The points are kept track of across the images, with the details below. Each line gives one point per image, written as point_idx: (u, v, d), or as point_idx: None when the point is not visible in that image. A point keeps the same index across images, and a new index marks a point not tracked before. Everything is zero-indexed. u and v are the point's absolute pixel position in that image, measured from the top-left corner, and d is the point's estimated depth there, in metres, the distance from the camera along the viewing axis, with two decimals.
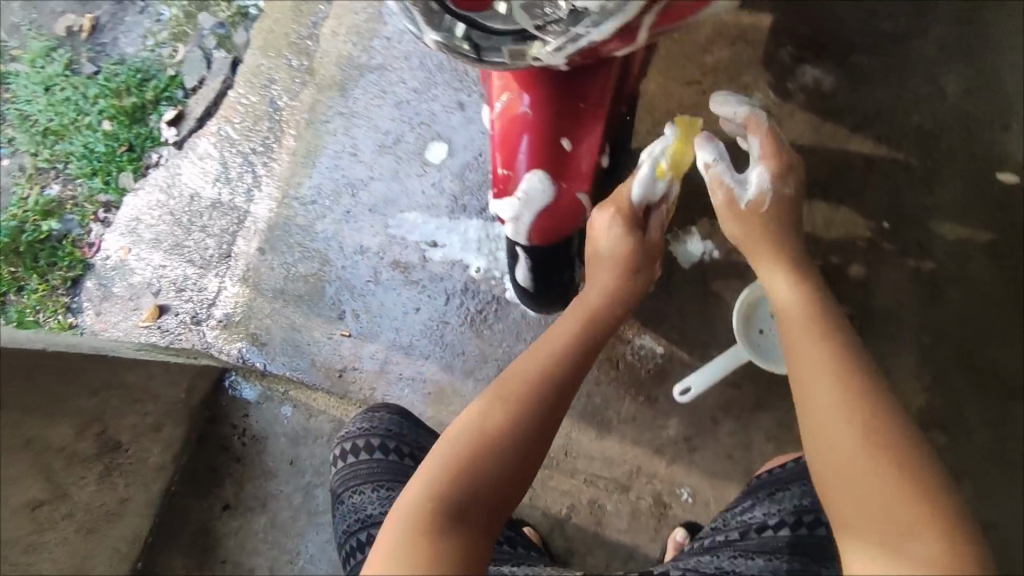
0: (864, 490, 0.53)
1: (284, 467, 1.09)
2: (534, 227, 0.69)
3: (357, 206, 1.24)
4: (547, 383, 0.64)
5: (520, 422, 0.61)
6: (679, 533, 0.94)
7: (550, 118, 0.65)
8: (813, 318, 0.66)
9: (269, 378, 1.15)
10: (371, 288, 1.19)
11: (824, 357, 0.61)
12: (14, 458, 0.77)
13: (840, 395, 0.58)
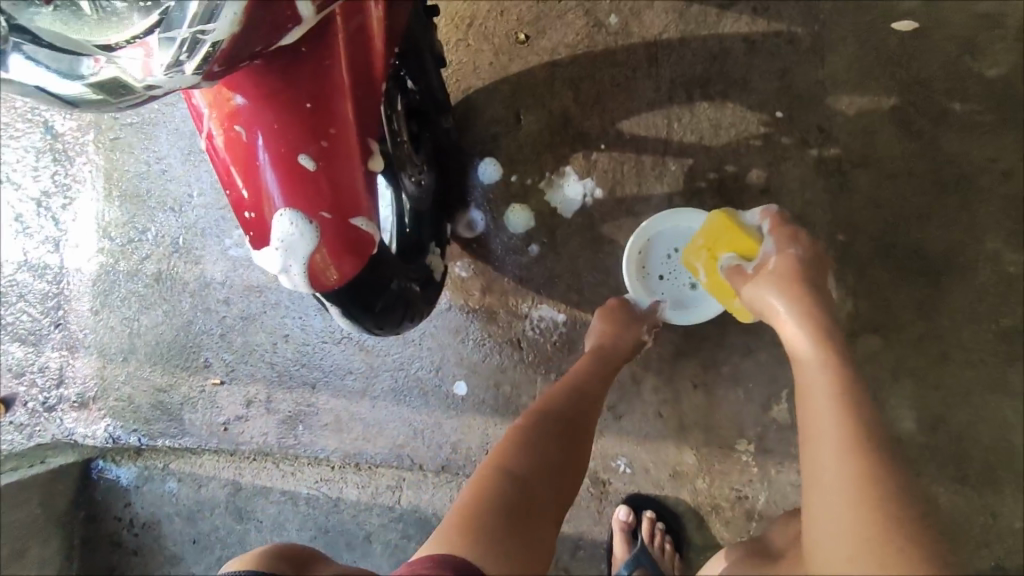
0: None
1: (188, 548, 0.96)
2: (320, 266, 0.51)
3: (188, 232, 1.04)
4: (586, 412, 0.69)
5: (561, 449, 0.63)
6: (620, 509, 0.87)
7: (277, 130, 0.49)
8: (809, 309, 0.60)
9: (147, 453, 1.01)
10: (230, 321, 1.02)
11: (811, 350, 0.57)
12: None
13: (822, 395, 0.52)
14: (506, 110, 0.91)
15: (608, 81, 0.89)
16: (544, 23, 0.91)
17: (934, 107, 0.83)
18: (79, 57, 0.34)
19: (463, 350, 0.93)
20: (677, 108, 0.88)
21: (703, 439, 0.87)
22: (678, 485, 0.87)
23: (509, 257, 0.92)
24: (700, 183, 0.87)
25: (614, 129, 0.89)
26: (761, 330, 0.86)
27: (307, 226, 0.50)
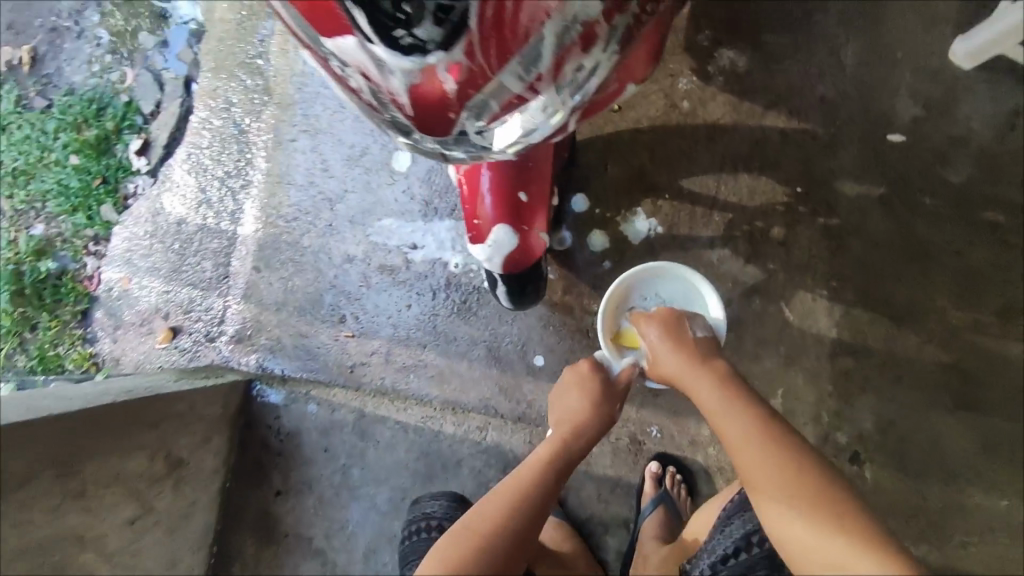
0: (804, 536, 0.69)
1: (320, 455, 1.28)
2: (507, 259, 0.87)
3: (337, 219, 1.36)
4: (539, 502, 0.91)
5: (506, 548, 0.86)
6: (653, 465, 1.18)
7: (507, 182, 0.79)
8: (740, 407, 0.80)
9: (291, 382, 1.32)
10: (365, 291, 1.34)
11: (763, 448, 0.75)
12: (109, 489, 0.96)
13: (791, 484, 0.72)
14: (597, 160, 1.23)
15: (676, 149, 1.21)
16: (633, 100, 1.22)
17: (912, 199, 1.15)
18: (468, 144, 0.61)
19: (544, 333, 1.26)
20: (725, 175, 1.19)
21: None
22: (694, 449, 1.19)
23: (588, 268, 1.23)
24: (735, 232, 1.19)
25: (677, 184, 1.21)
26: (772, 345, 1.16)
27: (514, 240, 0.85)
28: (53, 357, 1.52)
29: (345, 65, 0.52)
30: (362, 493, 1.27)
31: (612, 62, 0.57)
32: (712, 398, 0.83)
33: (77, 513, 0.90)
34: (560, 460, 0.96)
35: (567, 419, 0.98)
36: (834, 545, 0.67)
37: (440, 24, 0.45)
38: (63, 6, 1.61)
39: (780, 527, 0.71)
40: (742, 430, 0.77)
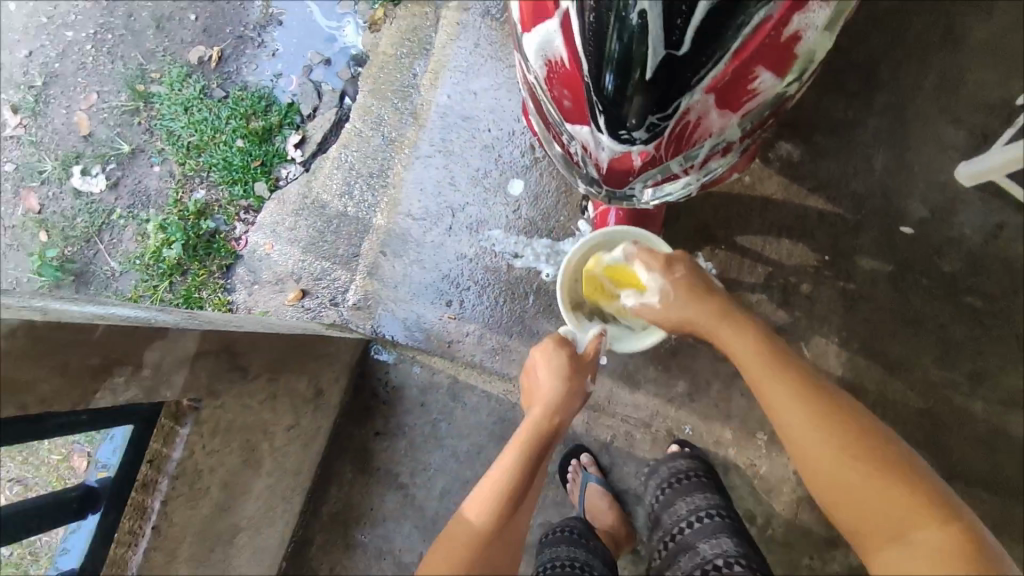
0: (880, 522, 0.83)
1: (417, 408, 1.58)
2: None
3: (456, 224, 1.69)
4: (531, 454, 1.16)
5: (507, 491, 1.08)
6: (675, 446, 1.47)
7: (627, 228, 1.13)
8: (816, 411, 0.93)
9: (400, 347, 1.62)
10: (470, 284, 1.65)
11: (835, 446, 0.89)
12: (284, 398, 1.25)
13: (861, 478, 0.86)
14: (673, 209, 1.56)
15: (735, 211, 1.54)
16: None
17: (913, 278, 1.48)
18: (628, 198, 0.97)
19: None
20: (771, 238, 1.53)
21: (740, 427, 1.49)
22: (718, 448, 1.50)
23: None
24: (771, 283, 1.52)
25: (733, 239, 1.54)
26: None
27: None
28: (197, 300, 1.84)
29: (575, 138, 0.89)
30: (446, 444, 1.56)
31: (730, 163, 0.95)
32: (780, 400, 0.96)
33: (269, 410, 1.20)
34: (545, 421, 1.21)
35: (541, 387, 1.28)
36: (906, 524, 0.81)
37: (648, 131, 0.81)
38: (251, 20, 1.98)
39: (852, 520, 0.86)
40: (815, 440, 0.90)
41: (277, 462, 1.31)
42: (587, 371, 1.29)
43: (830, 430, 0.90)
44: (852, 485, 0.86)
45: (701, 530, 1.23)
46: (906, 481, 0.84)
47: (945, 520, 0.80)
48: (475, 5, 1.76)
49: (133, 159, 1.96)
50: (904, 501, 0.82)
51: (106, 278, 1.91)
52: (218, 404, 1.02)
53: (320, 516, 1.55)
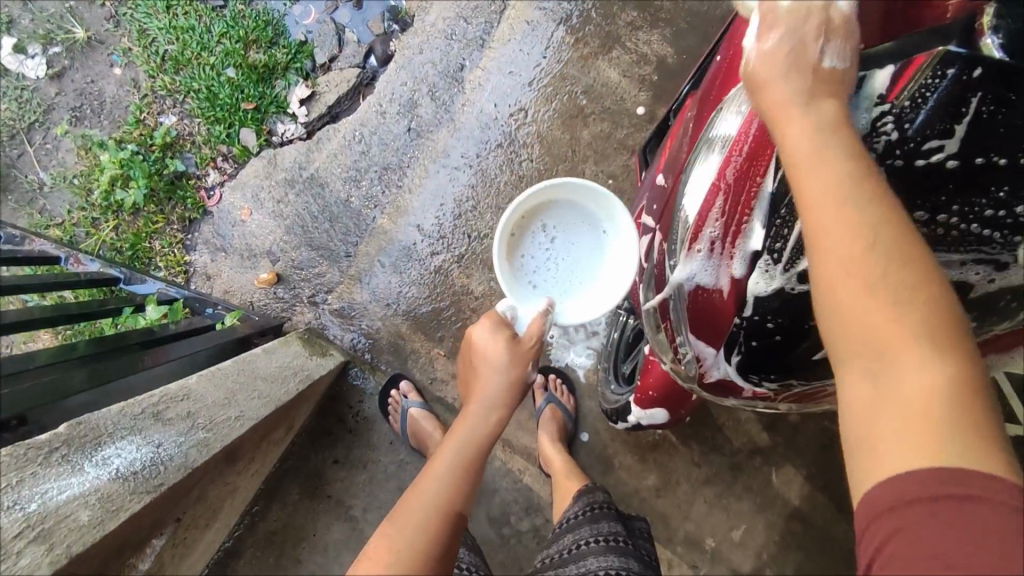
0: (874, 399, 0.54)
1: (384, 444, 1.50)
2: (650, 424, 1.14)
3: (469, 254, 1.54)
4: (457, 496, 0.89)
5: (438, 516, 0.85)
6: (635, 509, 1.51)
7: (668, 380, 1.01)
8: (854, 158, 0.57)
9: (379, 373, 1.52)
10: (468, 323, 1.53)
11: (869, 207, 0.55)
12: (254, 455, 1.10)
13: (873, 274, 0.54)
14: None
15: None
16: None
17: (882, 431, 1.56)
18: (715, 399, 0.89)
19: (596, 416, 1.56)
20: None
21: (694, 530, 1.53)
22: (669, 545, 1.53)
23: None
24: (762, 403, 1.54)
25: None
26: (753, 493, 1.53)
27: (662, 419, 1.11)
28: (145, 250, 1.55)
29: (691, 347, 0.79)
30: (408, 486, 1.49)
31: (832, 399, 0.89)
32: (824, 169, 0.57)
33: (239, 472, 1.06)
34: (482, 422, 0.96)
35: (475, 378, 1.00)
36: (921, 439, 0.51)
37: (779, 385, 0.74)
38: None
39: (853, 359, 0.56)
40: (858, 210, 0.55)
41: (232, 507, 1.18)
42: (533, 348, 0.98)
43: (889, 223, 0.55)
44: (881, 280, 0.54)
45: (609, 544, 1.02)
46: (943, 330, 0.53)
47: (969, 401, 0.51)
48: (550, 8, 1.54)
49: (88, 50, 1.59)
50: (914, 385, 0.53)
51: (32, 191, 1.57)
52: (187, 497, 0.92)
53: (256, 531, 1.47)
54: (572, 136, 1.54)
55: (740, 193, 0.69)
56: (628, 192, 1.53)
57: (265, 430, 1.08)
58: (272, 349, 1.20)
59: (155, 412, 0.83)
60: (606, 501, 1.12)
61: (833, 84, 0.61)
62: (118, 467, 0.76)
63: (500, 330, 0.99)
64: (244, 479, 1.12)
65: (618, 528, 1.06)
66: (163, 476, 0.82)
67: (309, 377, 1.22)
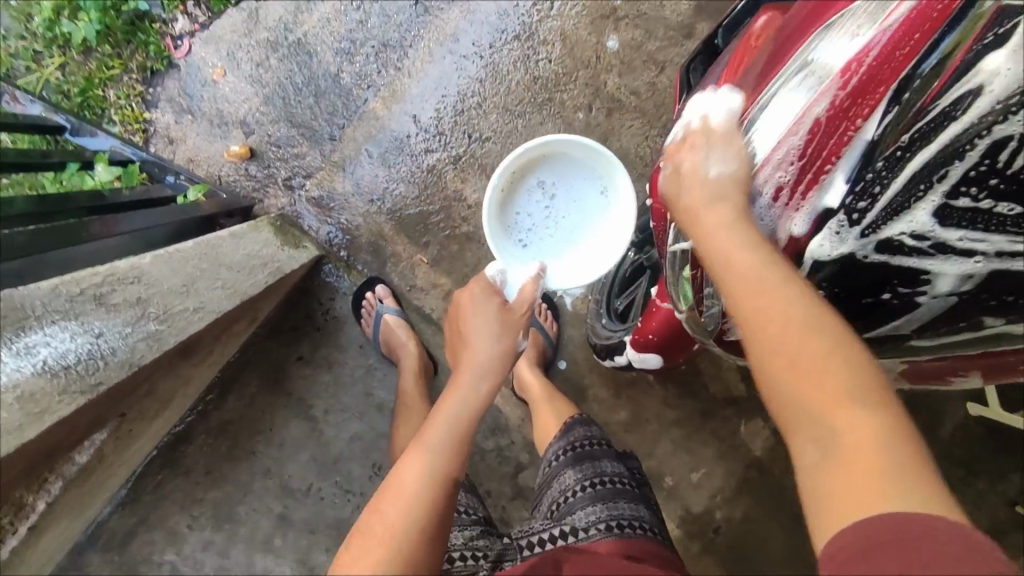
0: (823, 463, 0.53)
1: (354, 347, 1.42)
2: (643, 366, 1.09)
3: (467, 157, 1.40)
4: (446, 484, 0.81)
5: (424, 511, 0.78)
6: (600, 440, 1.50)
7: (677, 330, 0.94)
8: (768, 265, 0.58)
9: (355, 274, 1.41)
10: (456, 233, 1.42)
11: (784, 299, 0.56)
12: (213, 348, 1.01)
13: (797, 367, 0.55)
14: None
15: None
16: None
17: None
18: (724, 354, 0.83)
19: (577, 346, 1.52)
20: None
21: (655, 467, 1.55)
22: None
23: None
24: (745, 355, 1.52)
25: None
26: (718, 440, 1.54)
27: (656, 363, 1.05)
28: (97, 98, 1.35)
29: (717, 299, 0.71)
30: (374, 392, 1.43)
31: None
32: (741, 270, 0.59)
33: (196, 365, 0.98)
34: (472, 394, 0.89)
35: (464, 348, 0.93)
36: (859, 483, 0.50)
37: None
38: None
39: (794, 431, 0.56)
40: (780, 304, 0.56)
41: (185, 398, 1.10)
42: (523, 316, 0.94)
43: (800, 311, 0.56)
44: (804, 362, 0.55)
45: (616, 488, 1.02)
46: (874, 395, 0.53)
47: (902, 454, 0.51)
48: None
49: None
50: (848, 440, 0.52)
51: None
52: (135, 393, 0.84)
53: (209, 420, 1.42)
54: (598, 42, 1.38)
55: (828, 137, 0.55)
56: (649, 114, 1.40)
57: (228, 323, 0.99)
58: (243, 233, 1.09)
59: (96, 296, 0.72)
60: (603, 437, 1.13)
61: (727, 185, 0.62)
62: (65, 362, 0.68)
63: (491, 298, 0.94)
64: (200, 372, 1.03)
65: (620, 468, 1.07)
66: (115, 376, 0.73)
67: (283, 268, 1.13)
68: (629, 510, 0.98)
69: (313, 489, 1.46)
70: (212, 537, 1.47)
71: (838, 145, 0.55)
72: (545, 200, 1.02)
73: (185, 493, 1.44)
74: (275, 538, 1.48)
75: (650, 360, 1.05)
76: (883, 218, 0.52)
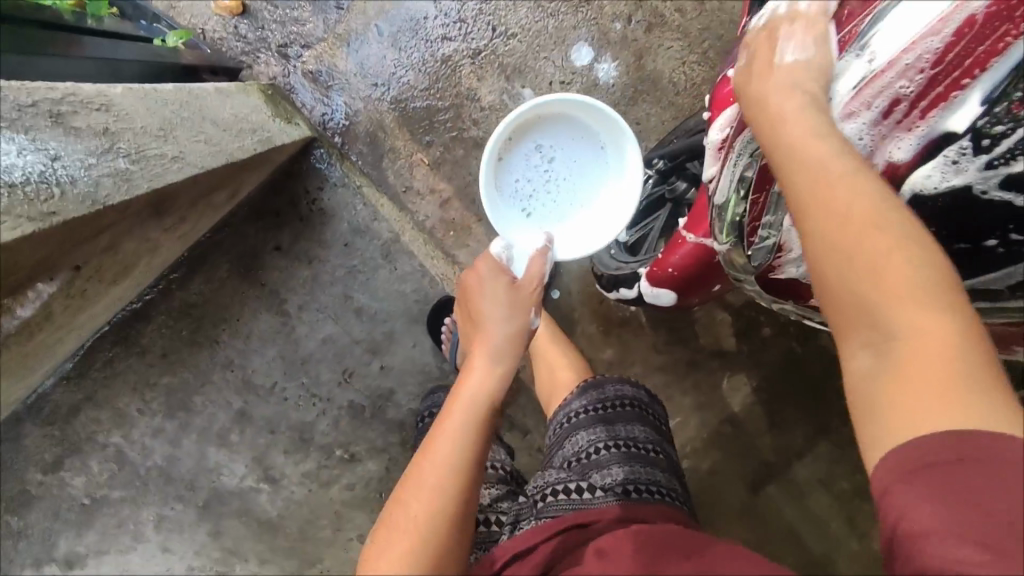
0: (873, 372, 0.50)
1: (339, 246, 1.30)
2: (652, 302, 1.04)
3: (487, 52, 1.26)
4: (468, 472, 0.81)
5: (448, 502, 0.79)
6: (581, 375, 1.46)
7: (702, 265, 0.90)
8: (823, 163, 0.52)
9: (347, 165, 1.28)
10: (463, 136, 1.30)
11: (849, 192, 0.51)
12: (185, 215, 0.89)
13: (853, 266, 0.50)
14: None
15: None
16: None
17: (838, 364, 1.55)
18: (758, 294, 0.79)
19: (573, 277, 1.47)
20: None
21: None
22: None
23: None
24: (740, 310, 1.49)
25: None
26: (699, 390, 1.52)
27: (669, 299, 1.01)
28: None
29: (781, 235, 0.65)
30: (354, 295, 1.33)
31: None
32: (820, 168, 0.52)
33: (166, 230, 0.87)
34: (487, 377, 0.86)
35: (477, 327, 0.89)
36: (929, 386, 0.47)
37: None
38: None
39: (851, 334, 0.52)
40: (849, 196, 0.50)
41: (147, 269, 0.99)
42: (535, 292, 0.89)
43: (866, 200, 0.50)
44: (870, 249, 0.49)
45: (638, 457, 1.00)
46: (947, 293, 0.48)
47: (960, 351, 0.47)
48: None
49: None
50: (910, 336, 0.48)
51: None
52: (89, 246, 0.74)
53: (170, 301, 1.31)
54: None
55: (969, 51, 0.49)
56: (693, 35, 1.27)
57: (206, 187, 0.87)
58: (231, 92, 0.96)
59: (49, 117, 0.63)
60: (629, 397, 1.08)
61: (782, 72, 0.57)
62: (11, 179, 0.60)
63: (498, 275, 0.90)
64: (168, 240, 0.91)
65: (645, 434, 1.04)
66: (73, 213, 0.65)
67: (275, 139, 0.99)
68: (655, 477, 0.98)
69: (277, 388, 1.39)
70: (164, 424, 1.40)
71: (979, 62, 0.48)
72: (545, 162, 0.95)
73: (138, 375, 1.36)
74: (233, 433, 1.42)
75: (663, 296, 1.01)
76: (1019, 148, 0.47)
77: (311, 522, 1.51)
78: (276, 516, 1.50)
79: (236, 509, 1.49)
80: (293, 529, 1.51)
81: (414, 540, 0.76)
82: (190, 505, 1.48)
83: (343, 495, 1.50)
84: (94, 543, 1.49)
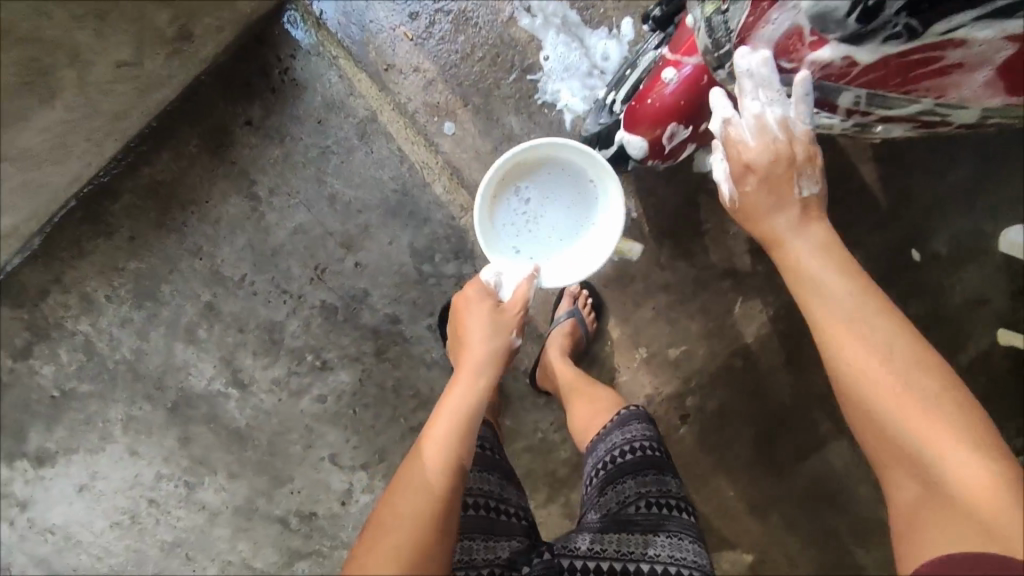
0: (912, 485, 0.65)
1: (310, 122, 1.23)
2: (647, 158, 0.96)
3: None
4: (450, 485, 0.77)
5: (429, 519, 0.73)
6: (573, 286, 1.35)
7: (693, 95, 0.89)
8: (861, 351, 0.72)
9: (324, 34, 1.21)
10: (450, 10, 1.19)
11: (883, 336, 0.71)
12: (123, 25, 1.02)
13: (882, 380, 0.69)
14: None
15: None
16: None
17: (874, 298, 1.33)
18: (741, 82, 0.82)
19: None
20: None
21: (629, 333, 1.38)
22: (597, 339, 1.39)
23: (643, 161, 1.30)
24: None
25: None
26: (707, 316, 1.36)
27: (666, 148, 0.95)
28: None
29: None
30: (328, 180, 1.25)
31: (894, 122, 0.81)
32: (871, 352, 0.70)
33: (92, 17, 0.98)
34: (478, 388, 0.88)
35: (468, 343, 0.93)
36: (911, 418, 0.66)
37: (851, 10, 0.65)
38: None
39: (889, 461, 0.68)
40: (881, 347, 0.71)
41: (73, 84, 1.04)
42: (518, 314, 0.94)
43: (926, 379, 0.67)
44: (912, 393, 0.67)
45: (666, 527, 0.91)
46: (977, 433, 0.63)
47: (1005, 490, 0.59)
48: None
49: None
50: (953, 471, 0.62)
51: None
52: None
53: (138, 177, 1.25)
54: None
55: None
56: None
57: None
58: None
59: None
60: (663, 461, 0.98)
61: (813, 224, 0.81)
62: None
63: (484, 302, 0.95)
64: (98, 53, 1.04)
65: (680, 495, 0.95)
66: None
67: None
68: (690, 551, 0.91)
69: (246, 281, 1.31)
70: (132, 313, 1.34)
71: None
72: (527, 204, 1.01)
73: (106, 257, 1.30)
74: (200, 328, 1.35)
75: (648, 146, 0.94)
76: None
77: (281, 436, 1.42)
78: (244, 426, 1.42)
79: (203, 415, 1.42)
80: (262, 442, 1.42)
81: (402, 545, 0.70)
82: (158, 406, 1.41)
83: (313, 408, 1.40)
84: (63, 440, 1.45)
